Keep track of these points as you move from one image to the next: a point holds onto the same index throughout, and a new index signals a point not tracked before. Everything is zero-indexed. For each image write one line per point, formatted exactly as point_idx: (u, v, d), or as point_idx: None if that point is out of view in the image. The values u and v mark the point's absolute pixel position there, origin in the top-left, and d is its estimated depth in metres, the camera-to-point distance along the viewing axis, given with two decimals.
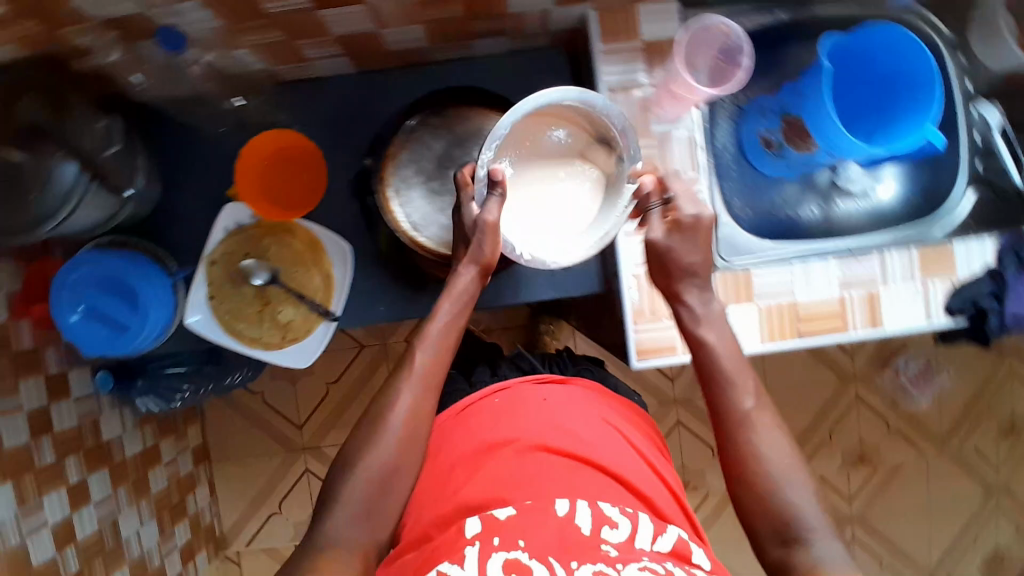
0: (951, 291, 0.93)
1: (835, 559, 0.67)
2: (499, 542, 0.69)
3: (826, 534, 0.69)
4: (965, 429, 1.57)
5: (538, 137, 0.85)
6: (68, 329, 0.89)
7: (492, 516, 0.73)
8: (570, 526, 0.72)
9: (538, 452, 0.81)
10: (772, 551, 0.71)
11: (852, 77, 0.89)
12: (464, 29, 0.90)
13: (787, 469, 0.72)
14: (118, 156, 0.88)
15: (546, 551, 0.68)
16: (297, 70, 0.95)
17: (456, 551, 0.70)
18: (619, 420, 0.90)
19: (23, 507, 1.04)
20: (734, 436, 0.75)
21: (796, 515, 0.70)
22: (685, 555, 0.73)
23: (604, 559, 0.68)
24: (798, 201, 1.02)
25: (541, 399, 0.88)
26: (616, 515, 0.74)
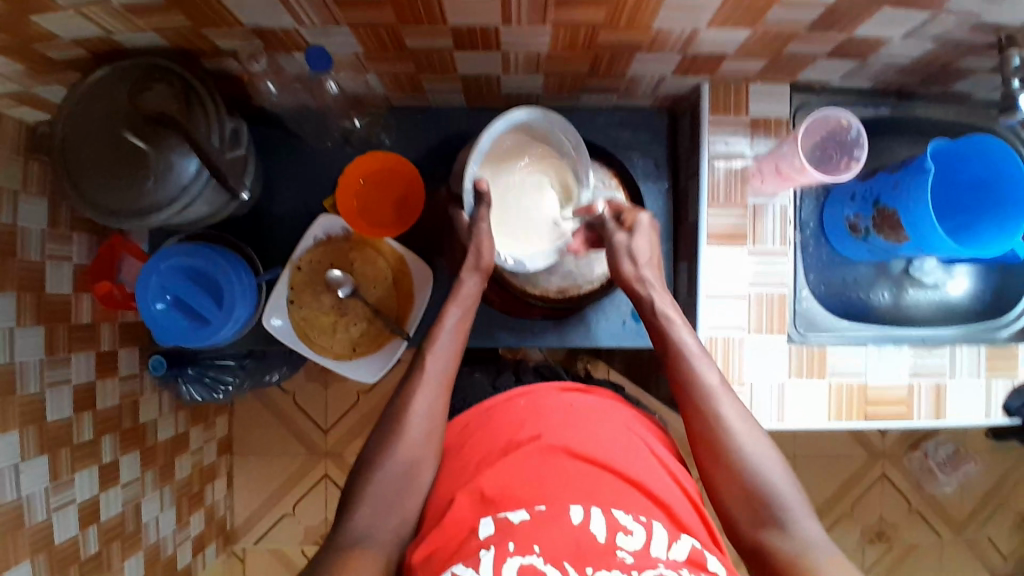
0: (1012, 391, 0.96)
1: (817, 539, 0.67)
2: (514, 546, 0.58)
3: (805, 516, 0.69)
4: (983, 519, 1.58)
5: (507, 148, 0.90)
6: (151, 317, 0.90)
7: (505, 517, 0.62)
8: (585, 533, 0.60)
9: (556, 453, 0.69)
10: (747, 534, 0.70)
11: (946, 176, 0.91)
12: (579, 83, 0.93)
13: (756, 446, 0.72)
14: (237, 158, 0.90)
15: (560, 555, 0.58)
16: (411, 98, 0.98)
17: (468, 555, 0.59)
18: (637, 425, 0.78)
19: (54, 482, 1.04)
20: (699, 413, 0.74)
21: (775, 497, 0.69)
22: (701, 564, 0.61)
23: (619, 565, 0.57)
24: (870, 284, 1.04)
25: (568, 402, 0.77)
26: (632, 522, 0.62)
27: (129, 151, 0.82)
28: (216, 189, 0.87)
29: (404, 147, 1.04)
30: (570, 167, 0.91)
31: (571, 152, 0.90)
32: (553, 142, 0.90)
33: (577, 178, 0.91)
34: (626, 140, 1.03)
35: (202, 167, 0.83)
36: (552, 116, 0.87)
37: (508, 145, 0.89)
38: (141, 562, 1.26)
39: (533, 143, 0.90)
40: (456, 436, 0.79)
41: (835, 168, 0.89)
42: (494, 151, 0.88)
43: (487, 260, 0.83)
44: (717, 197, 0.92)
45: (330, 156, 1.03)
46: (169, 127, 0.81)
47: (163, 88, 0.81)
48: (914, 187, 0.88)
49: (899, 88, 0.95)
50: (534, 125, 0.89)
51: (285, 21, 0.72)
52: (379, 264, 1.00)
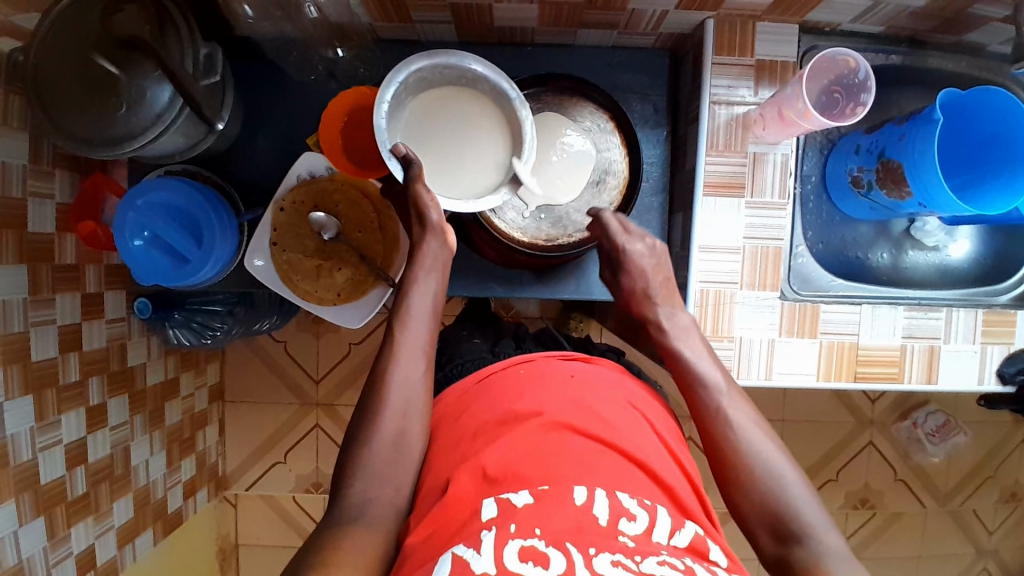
0: (1007, 357, 0.94)
1: (836, 549, 0.62)
2: (516, 528, 0.55)
3: (824, 527, 0.63)
4: (967, 491, 1.57)
5: (424, 100, 0.81)
6: (129, 252, 0.88)
7: (508, 499, 0.59)
8: (588, 515, 0.57)
9: (560, 429, 0.65)
10: (768, 548, 0.65)
11: (953, 131, 0.88)
12: (577, 16, 0.89)
13: (773, 460, 0.67)
14: (213, 86, 0.86)
15: (562, 537, 0.55)
16: (399, 29, 0.94)
17: (470, 536, 0.56)
18: (642, 399, 0.75)
19: (40, 423, 1.03)
20: (714, 433, 0.70)
21: (792, 511, 0.64)
22: (702, 552, 0.59)
23: (621, 549, 0.55)
24: (870, 244, 1.01)
25: (570, 375, 0.74)
26: (635, 506, 0.59)
27: (99, 77, 0.79)
28: (193, 120, 0.85)
29: None
30: (490, 92, 0.80)
31: (477, 76, 0.79)
32: (458, 74, 0.80)
33: (498, 97, 0.80)
34: (625, 83, 0.99)
35: (176, 96, 0.81)
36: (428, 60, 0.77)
37: (412, 103, 0.80)
38: (131, 504, 1.27)
39: (439, 89, 0.81)
40: (453, 404, 0.75)
41: (840, 114, 0.85)
42: (399, 113, 0.80)
43: (436, 218, 0.75)
44: (716, 143, 0.89)
45: (316, 90, 0.99)
46: (142, 53, 0.79)
47: (135, 11, 0.79)
48: (921, 139, 0.84)
49: (912, 34, 0.90)
50: (434, 69, 0.79)
51: None
52: (365, 207, 0.97)
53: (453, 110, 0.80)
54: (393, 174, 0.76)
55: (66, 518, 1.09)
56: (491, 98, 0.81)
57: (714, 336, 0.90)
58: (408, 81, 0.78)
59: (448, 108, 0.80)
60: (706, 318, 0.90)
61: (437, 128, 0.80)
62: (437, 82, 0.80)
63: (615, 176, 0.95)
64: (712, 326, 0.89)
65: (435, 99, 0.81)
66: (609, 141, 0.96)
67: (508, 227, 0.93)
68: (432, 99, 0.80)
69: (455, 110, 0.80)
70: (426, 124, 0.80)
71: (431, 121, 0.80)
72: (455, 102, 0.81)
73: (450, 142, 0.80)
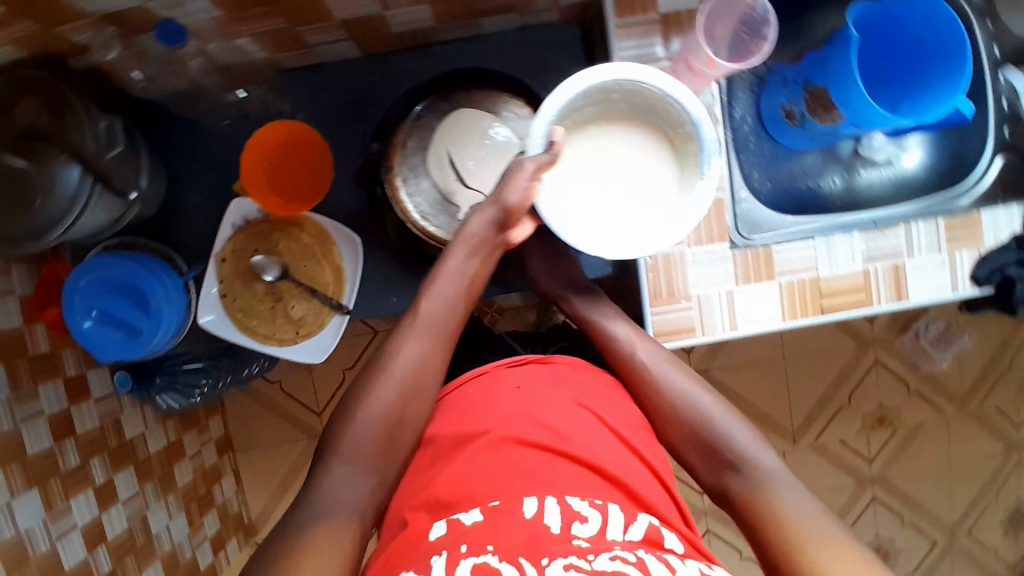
0: (978, 260, 0.90)
1: (773, 466, 0.69)
2: (467, 548, 0.56)
3: (757, 450, 0.71)
4: (985, 388, 1.54)
5: (633, 128, 0.80)
6: (82, 335, 0.88)
7: (458, 519, 0.60)
8: (539, 525, 0.58)
9: (508, 443, 0.65)
10: (709, 478, 0.72)
11: (878, 45, 0.85)
12: (471, 7, 0.87)
13: (697, 397, 0.76)
14: (120, 157, 0.85)
15: (516, 552, 0.55)
16: (298, 57, 0.93)
17: (421, 560, 0.57)
18: (594, 395, 0.73)
19: (51, 511, 1.04)
20: (646, 388, 0.77)
21: (723, 439, 0.72)
22: (657, 541, 0.60)
23: (574, 552, 0.55)
24: (819, 172, 0.98)
25: (516, 388, 0.72)
26: (587, 508, 0.60)
27: (11, 174, 0.77)
28: (107, 195, 0.83)
29: (308, 112, 0.99)
30: (682, 143, 0.80)
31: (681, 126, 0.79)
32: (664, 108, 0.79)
33: (685, 157, 0.80)
34: (538, 63, 0.97)
35: (86, 175, 0.78)
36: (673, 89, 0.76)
37: (613, 114, 0.81)
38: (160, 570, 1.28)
39: (650, 125, 0.81)
40: None
41: (748, 52, 0.85)
42: (579, 123, 0.80)
43: (516, 201, 0.77)
44: None
45: (234, 135, 0.98)
46: (44, 141, 0.77)
47: (30, 101, 0.77)
48: (842, 59, 0.81)
49: None
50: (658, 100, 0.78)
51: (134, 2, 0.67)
52: (304, 241, 0.96)
53: (637, 159, 0.80)
54: (528, 147, 0.76)
55: None
56: (681, 155, 0.80)
57: (673, 299, 0.88)
58: (626, 87, 0.78)
59: (640, 150, 0.80)
60: (660, 283, 0.88)
61: (615, 160, 0.80)
62: (653, 124, 0.81)
63: None
64: (667, 290, 0.88)
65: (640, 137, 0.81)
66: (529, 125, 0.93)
67: (433, 228, 0.91)
68: (641, 137, 0.80)
69: (654, 152, 0.80)
70: (590, 147, 0.80)
71: (617, 154, 0.80)
72: (644, 145, 0.80)
73: (620, 184, 0.79)
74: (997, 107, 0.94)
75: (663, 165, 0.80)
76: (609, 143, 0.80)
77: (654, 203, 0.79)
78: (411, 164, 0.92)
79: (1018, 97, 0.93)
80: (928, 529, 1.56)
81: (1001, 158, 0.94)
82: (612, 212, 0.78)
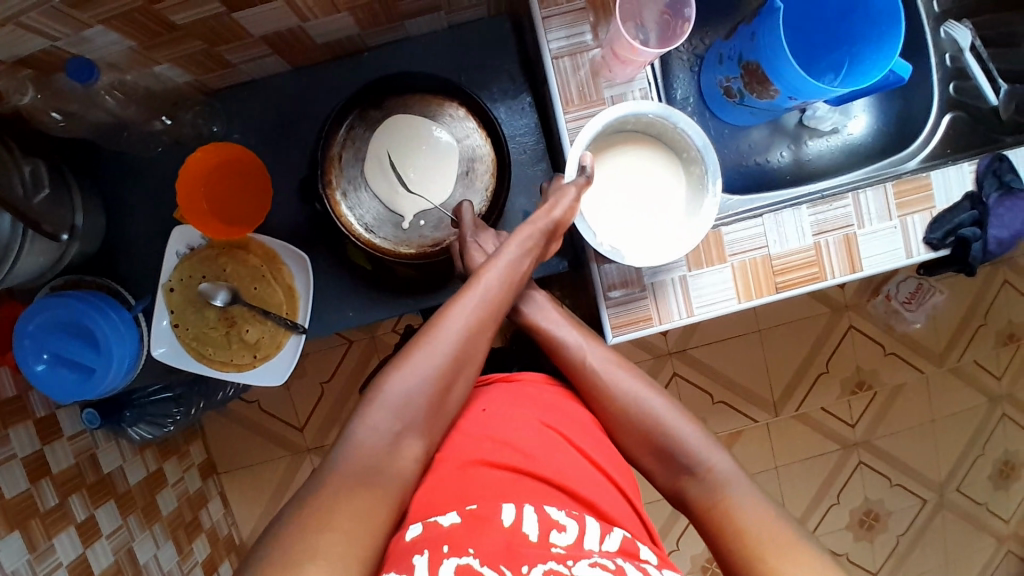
0: (930, 223, 0.88)
1: (730, 470, 0.70)
2: (449, 548, 0.53)
3: (714, 454, 0.71)
4: (962, 343, 1.54)
5: (643, 153, 0.86)
6: (36, 378, 0.87)
7: (435, 523, 0.57)
8: (517, 533, 0.55)
9: (476, 464, 0.63)
10: (667, 483, 0.72)
11: (809, 13, 0.84)
12: (392, 10, 0.85)
13: (653, 403, 0.74)
14: (49, 199, 0.84)
15: (495, 556, 0.52)
16: (225, 77, 0.91)
17: (401, 562, 0.53)
18: (558, 412, 0.72)
19: (35, 553, 1.03)
20: (601, 395, 0.75)
21: (681, 446, 0.72)
22: (633, 553, 0.58)
23: (553, 558, 0.53)
24: (766, 147, 0.97)
25: (481, 411, 0.70)
26: (564, 517, 0.58)
27: None
28: (40, 240, 0.81)
29: (243, 131, 0.97)
30: (685, 164, 0.86)
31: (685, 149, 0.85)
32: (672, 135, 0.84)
33: (690, 175, 0.85)
34: (471, 61, 0.95)
35: (17, 222, 0.77)
36: (679, 117, 0.81)
37: (621, 143, 0.86)
38: None
39: (659, 149, 0.86)
40: None
41: (674, 35, 0.85)
42: (601, 147, 0.85)
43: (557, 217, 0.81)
44: (571, 98, 0.85)
45: (170, 162, 0.96)
46: None
47: None
48: (769, 30, 0.79)
49: None
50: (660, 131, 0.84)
51: (37, 42, 0.66)
52: (251, 263, 0.95)
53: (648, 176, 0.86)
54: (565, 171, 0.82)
55: None
56: (685, 173, 0.86)
57: (626, 290, 0.87)
58: (641, 121, 0.83)
59: (648, 171, 0.86)
60: (614, 274, 0.87)
61: (628, 179, 0.86)
62: (659, 146, 0.86)
63: (483, 161, 0.94)
64: (621, 279, 0.87)
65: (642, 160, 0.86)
66: (467, 127, 0.95)
67: (379, 240, 0.93)
68: (644, 160, 0.86)
69: (663, 171, 0.86)
70: (611, 170, 0.86)
71: (629, 173, 0.86)
72: (653, 165, 0.86)
73: (632, 202, 0.85)
74: (940, 63, 0.93)
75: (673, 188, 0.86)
76: (633, 161, 0.86)
77: (664, 217, 0.85)
78: (350, 176, 0.93)
79: (960, 53, 0.93)
80: (917, 488, 1.57)
81: (950, 115, 0.93)
82: (635, 233, 0.84)
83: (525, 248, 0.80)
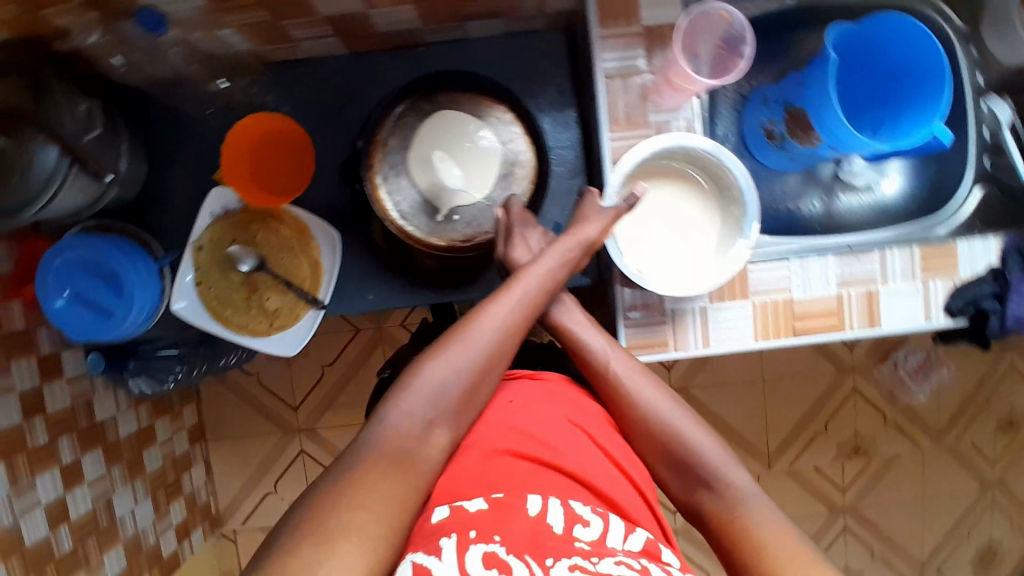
0: (952, 290, 0.90)
1: (747, 487, 0.70)
2: (477, 533, 0.53)
3: (732, 470, 0.71)
4: (961, 423, 1.54)
5: (680, 188, 0.88)
6: (54, 313, 0.87)
7: (461, 508, 0.57)
8: (542, 524, 0.56)
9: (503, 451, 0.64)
10: (682, 495, 0.72)
11: (859, 68, 0.86)
12: (458, 10, 0.87)
13: (672, 413, 0.74)
14: (98, 140, 0.86)
15: (523, 547, 0.53)
16: (285, 51, 0.93)
17: (432, 539, 0.54)
18: (582, 409, 0.72)
19: (14, 487, 1.04)
20: (620, 402, 0.75)
21: (699, 458, 0.72)
22: (656, 553, 0.59)
23: (578, 553, 0.54)
24: (798, 194, 0.99)
25: (507, 399, 0.70)
26: (588, 512, 0.59)
27: None
28: (84, 177, 0.82)
29: (293, 105, 0.99)
30: (720, 204, 0.87)
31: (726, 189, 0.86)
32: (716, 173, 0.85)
33: (727, 214, 0.86)
34: (525, 69, 0.97)
35: (64, 155, 0.77)
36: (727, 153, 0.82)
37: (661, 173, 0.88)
38: (122, 553, 1.28)
39: (699, 185, 0.88)
40: None
41: (726, 68, 0.89)
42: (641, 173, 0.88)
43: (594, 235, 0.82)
44: (618, 118, 0.87)
45: (218, 124, 0.99)
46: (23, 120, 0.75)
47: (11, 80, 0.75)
48: (820, 79, 0.81)
49: None
50: (704, 167, 0.86)
51: None
52: (283, 233, 0.96)
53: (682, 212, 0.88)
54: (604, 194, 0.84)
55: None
56: (720, 212, 0.87)
57: (646, 313, 0.88)
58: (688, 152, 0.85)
59: (683, 206, 0.88)
60: (636, 297, 0.88)
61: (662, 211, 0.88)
62: (698, 182, 0.88)
63: (523, 167, 0.95)
64: (643, 303, 0.88)
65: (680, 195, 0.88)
66: (511, 131, 0.96)
67: (411, 228, 0.93)
68: (680, 195, 0.88)
69: (696, 208, 0.88)
70: (647, 199, 0.88)
71: (664, 205, 0.88)
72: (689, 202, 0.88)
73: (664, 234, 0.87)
74: (978, 135, 0.95)
75: (711, 225, 0.88)
76: (673, 192, 0.88)
77: (692, 253, 0.86)
78: (392, 163, 0.95)
79: (999, 127, 0.95)
80: (896, 562, 1.56)
81: (982, 188, 0.94)
82: (665, 261, 0.86)
83: (563, 259, 0.81)
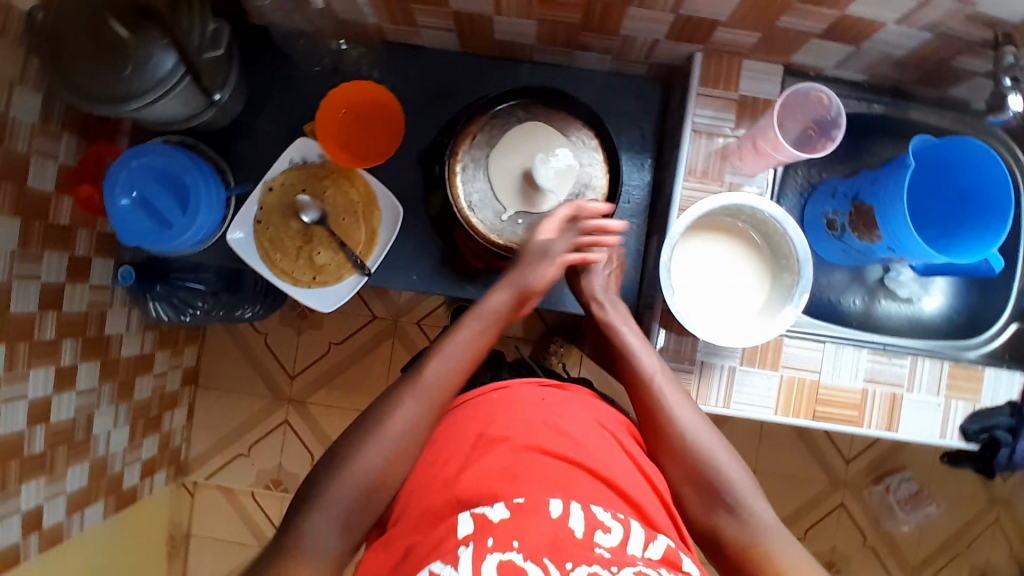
0: (971, 414, 0.92)
1: (767, 518, 0.71)
2: (493, 543, 0.58)
3: (755, 500, 0.72)
4: (937, 565, 1.53)
5: (738, 243, 0.91)
6: (115, 210, 0.89)
7: (484, 514, 0.61)
8: (564, 528, 0.59)
9: (530, 451, 0.66)
10: (701, 518, 0.73)
11: (930, 183, 0.90)
12: (574, 37, 0.92)
13: (704, 433, 0.76)
14: (217, 60, 0.89)
15: (540, 552, 0.57)
16: (403, 33, 0.98)
17: (447, 552, 0.58)
18: (612, 421, 0.75)
19: (9, 372, 0.98)
20: (654, 414, 0.78)
21: (724, 481, 0.73)
22: (676, 563, 0.61)
23: (598, 561, 0.57)
24: (843, 289, 1.02)
25: (541, 399, 0.73)
26: (610, 519, 0.61)
27: (113, 41, 0.80)
28: (191, 88, 0.87)
29: (394, 83, 1.04)
30: (772, 267, 0.91)
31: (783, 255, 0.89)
32: (777, 238, 0.89)
33: (777, 279, 0.90)
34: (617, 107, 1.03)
35: (179, 65, 0.82)
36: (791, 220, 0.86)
37: (722, 226, 0.91)
38: (86, 473, 1.23)
39: (756, 244, 0.91)
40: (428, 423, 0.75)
41: (812, 148, 0.92)
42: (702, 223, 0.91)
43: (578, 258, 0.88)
44: (695, 170, 0.91)
45: (320, 82, 1.03)
46: (154, 22, 0.81)
47: None
48: (894, 182, 0.85)
49: (896, 85, 0.95)
50: (764, 228, 0.89)
51: None
52: (351, 196, 0.99)
53: (736, 267, 0.91)
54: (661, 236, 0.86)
55: (19, 473, 1.05)
56: (772, 275, 0.91)
57: (678, 359, 0.90)
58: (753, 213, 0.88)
59: (737, 262, 0.91)
60: (672, 343, 0.90)
61: (716, 261, 0.91)
62: (756, 241, 0.91)
63: (594, 191, 0.98)
64: (677, 349, 0.90)
65: (738, 249, 0.91)
66: (592, 157, 0.99)
67: (476, 220, 0.96)
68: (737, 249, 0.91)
69: (750, 264, 0.91)
70: (703, 248, 0.90)
71: (718, 256, 0.91)
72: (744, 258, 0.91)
73: (714, 283, 0.90)
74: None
75: (762, 285, 0.91)
76: (731, 247, 0.91)
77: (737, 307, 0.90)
78: (473, 156, 0.98)
79: None
80: None
81: (1016, 326, 0.96)
82: (710, 310, 0.89)
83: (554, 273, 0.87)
